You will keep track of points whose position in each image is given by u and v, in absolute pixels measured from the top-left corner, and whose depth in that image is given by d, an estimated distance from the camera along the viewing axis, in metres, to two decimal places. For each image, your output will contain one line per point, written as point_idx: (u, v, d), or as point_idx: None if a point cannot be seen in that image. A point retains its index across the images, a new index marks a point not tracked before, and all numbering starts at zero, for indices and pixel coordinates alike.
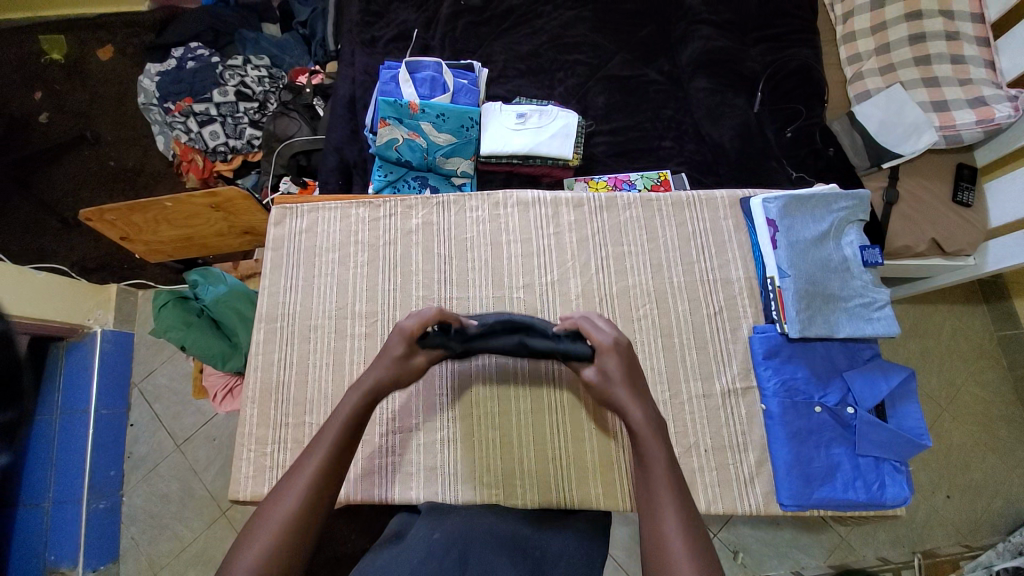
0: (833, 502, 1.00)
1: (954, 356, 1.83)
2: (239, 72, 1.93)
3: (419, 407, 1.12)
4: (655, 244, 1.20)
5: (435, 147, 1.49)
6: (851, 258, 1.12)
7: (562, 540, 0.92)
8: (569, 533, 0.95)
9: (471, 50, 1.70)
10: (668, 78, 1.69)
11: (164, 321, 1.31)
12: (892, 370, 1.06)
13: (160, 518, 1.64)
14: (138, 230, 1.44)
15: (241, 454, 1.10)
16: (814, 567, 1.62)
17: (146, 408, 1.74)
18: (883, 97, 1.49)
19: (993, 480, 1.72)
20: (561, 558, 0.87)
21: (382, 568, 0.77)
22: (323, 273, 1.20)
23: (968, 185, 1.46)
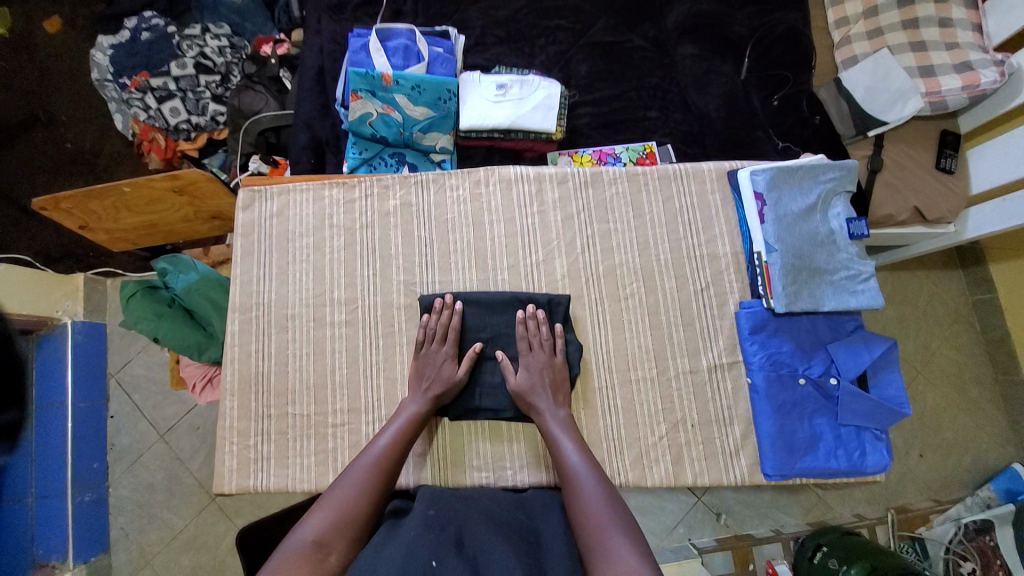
0: (816, 470, 1.03)
1: (930, 321, 1.88)
2: (198, 43, 1.80)
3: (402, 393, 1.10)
4: (642, 220, 1.17)
5: (412, 122, 1.41)
6: (838, 231, 1.11)
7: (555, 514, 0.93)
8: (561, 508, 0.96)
9: (446, 15, 1.61)
10: (653, 45, 1.62)
11: (133, 311, 1.26)
12: (875, 341, 1.07)
13: (148, 507, 1.62)
14: (98, 218, 1.35)
15: (223, 447, 1.07)
16: (793, 525, 1.69)
17: (126, 399, 1.69)
18: (870, 62, 1.46)
19: (962, 438, 1.80)
20: (556, 533, 0.87)
21: (380, 547, 0.77)
22: (298, 258, 1.15)
23: (950, 152, 1.45)
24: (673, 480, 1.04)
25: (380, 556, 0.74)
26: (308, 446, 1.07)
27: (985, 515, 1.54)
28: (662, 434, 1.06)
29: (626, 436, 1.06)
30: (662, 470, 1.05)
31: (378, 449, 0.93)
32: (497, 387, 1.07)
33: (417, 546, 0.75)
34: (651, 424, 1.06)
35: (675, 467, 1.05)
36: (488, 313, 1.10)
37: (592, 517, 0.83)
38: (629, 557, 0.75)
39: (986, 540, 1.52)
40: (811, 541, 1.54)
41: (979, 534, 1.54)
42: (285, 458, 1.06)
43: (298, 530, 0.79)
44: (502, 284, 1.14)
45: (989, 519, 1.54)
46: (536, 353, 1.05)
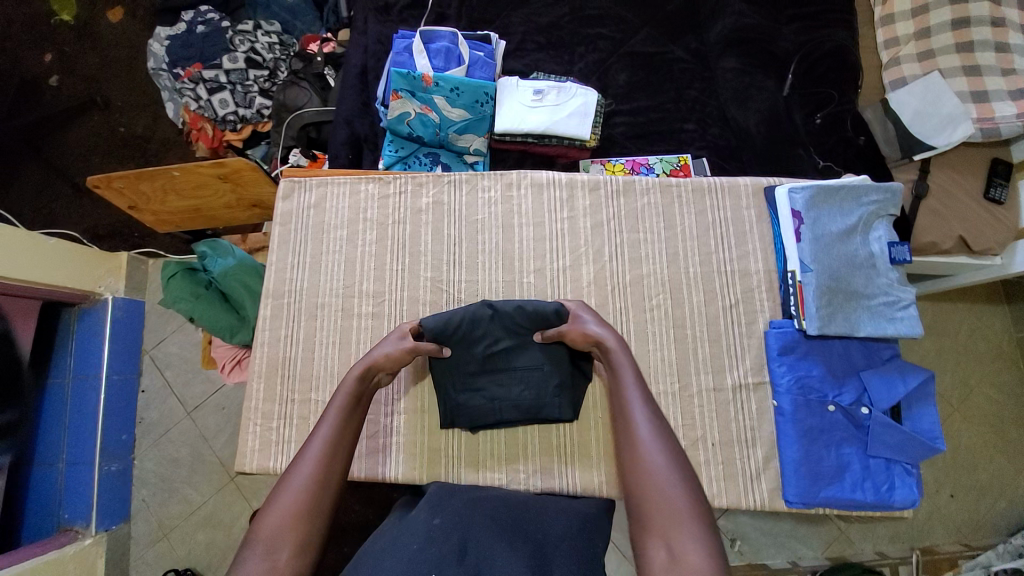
0: (840, 501, 0.99)
1: (970, 356, 1.79)
2: (249, 38, 1.88)
3: (423, 388, 1.11)
4: (673, 231, 1.16)
5: (448, 123, 1.44)
6: (878, 255, 1.07)
7: (565, 518, 0.92)
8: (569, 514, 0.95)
9: (489, 20, 1.63)
10: (694, 57, 1.61)
11: (172, 291, 1.32)
12: (910, 371, 1.03)
13: (171, 482, 1.68)
14: (147, 199, 1.42)
15: (247, 428, 1.11)
16: (811, 557, 1.64)
17: (157, 374, 1.76)
18: (920, 85, 1.42)
19: (999, 481, 1.71)
20: (561, 535, 0.87)
21: (382, 554, 0.76)
22: (331, 250, 1.18)
23: (1001, 181, 1.39)
24: None
25: (386, 557, 0.75)
26: None
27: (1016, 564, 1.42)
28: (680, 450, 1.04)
29: None
30: None
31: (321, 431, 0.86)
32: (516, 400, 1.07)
33: (422, 550, 0.76)
34: None
35: None
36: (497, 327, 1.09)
37: (654, 473, 0.76)
38: (687, 514, 0.71)
39: None
40: None
41: None
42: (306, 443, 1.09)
43: (254, 536, 0.74)
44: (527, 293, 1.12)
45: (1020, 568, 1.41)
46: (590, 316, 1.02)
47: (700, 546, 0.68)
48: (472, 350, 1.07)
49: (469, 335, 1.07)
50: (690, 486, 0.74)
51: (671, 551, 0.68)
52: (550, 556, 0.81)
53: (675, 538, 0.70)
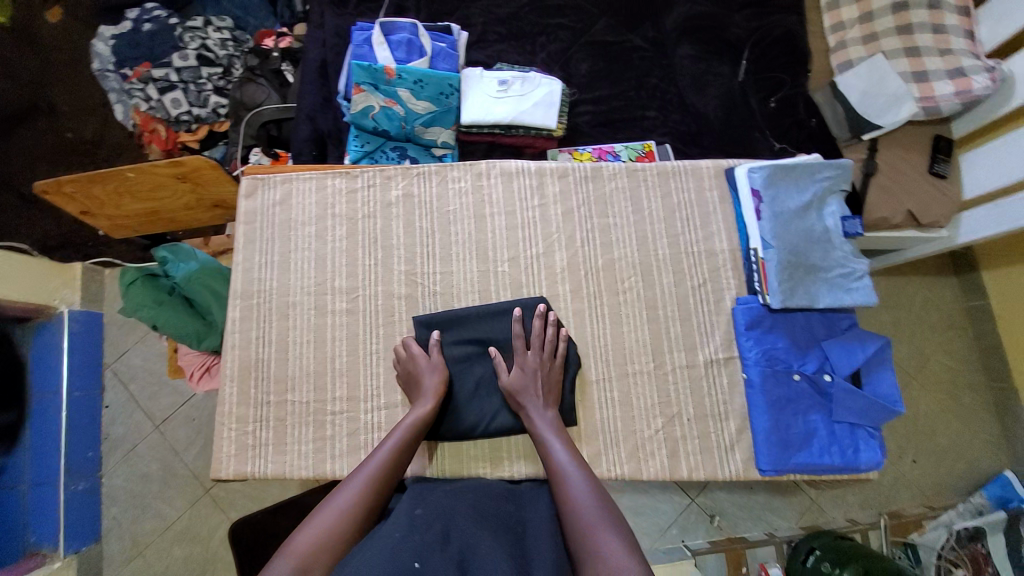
0: (810, 465, 1.03)
1: (924, 326, 1.91)
2: (200, 35, 1.81)
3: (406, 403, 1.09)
4: (642, 215, 1.18)
5: (414, 116, 1.42)
6: (833, 229, 1.12)
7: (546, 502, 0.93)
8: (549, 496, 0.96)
9: (449, 12, 1.62)
10: (652, 45, 1.64)
11: (133, 299, 1.27)
12: (868, 339, 1.09)
13: (142, 497, 1.62)
14: (100, 204, 1.36)
15: (221, 434, 1.08)
16: (786, 527, 1.77)
17: (121, 389, 1.69)
18: (865, 67, 1.47)
19: (954, 443, 1.83)
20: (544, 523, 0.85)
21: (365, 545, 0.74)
22: (298, 248, 1.15)
23: (945, 156, 1.47)
24: (669, 474, 1.05)
25: (366, 553, 0.72)
26: (307, 433, 1.07)
27: (975, 523, 1.62)
28: (658, 427, 1.07)
29: (622, 429, 1.07)
30: (658, 463, 1.06)
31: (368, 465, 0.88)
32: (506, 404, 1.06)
33: (406, 539, 0.74)
34: (647, 418, 1.07)
35: (670, 461, 1.06)
36: (479, 322, 1.09)
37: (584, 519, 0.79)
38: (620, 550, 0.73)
39: (978, 546, 1.62)
40: (805, 545, 1.64)
41: (971, 541, 1.63)
42: (284, 444, 1.07)
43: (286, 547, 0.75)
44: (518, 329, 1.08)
45: (980, 527, 1.62)
46: (532, 354, 1.03)
47: None
48: (457, 336, 1.08)
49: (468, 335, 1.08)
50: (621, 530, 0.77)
51: None
52: (530, 542, 0.80)
53: None
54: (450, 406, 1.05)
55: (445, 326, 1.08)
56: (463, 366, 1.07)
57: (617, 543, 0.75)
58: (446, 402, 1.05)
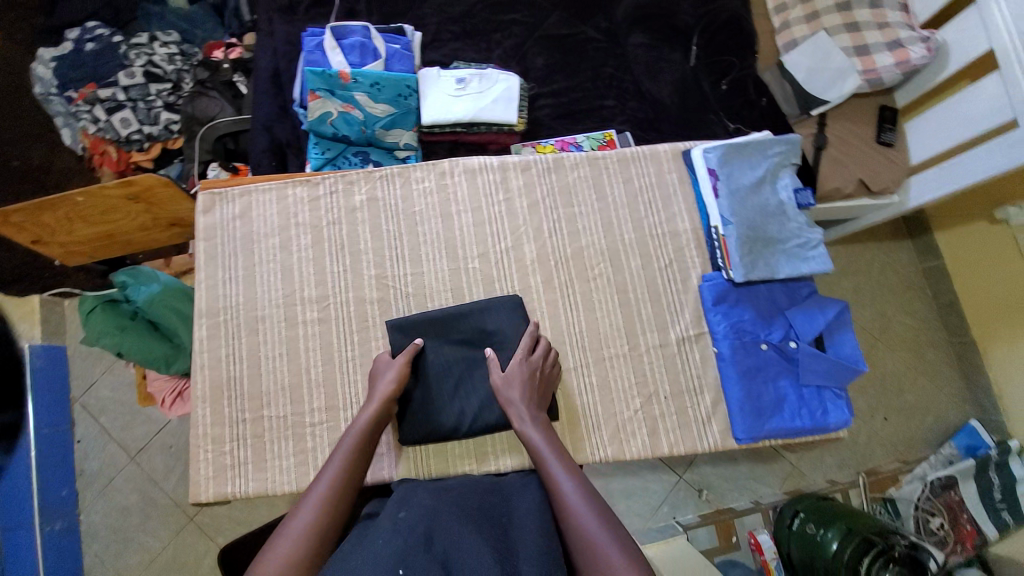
0: (783, 429, 1.08)
1: (885, 290, 2.00)
2: (146, 51, 1.75)
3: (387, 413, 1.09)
4: (606, 202, 1.20)
5: (373, 119, 1.41)
6: (787, 202, 1.16)
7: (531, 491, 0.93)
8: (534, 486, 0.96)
9: (401, 13, 1.61)
10: (605, 35, 1.67)
11: (94, 326, 1.24)
12: (827, 304, 1.14)
13: (124, 531, 1.56)
14: (51, 232, 1.31)
15: (198, 456, 1.05)
16: (770, 494, 1.83)
17: (92, 423, 1.63)
18: (809, 45, 1.53)
19: (920, 399, 1.93)
20: (531, 512, 0.85)
21: (349, 553, 0.73)
22: (263, 260, 1.13)
23: (890, 127, 1.55)
24: (652, 451, 1.08)
25: (351, 559, 0.72)
26: (287, 447, 1.06)
27: (948, 472, 1.71)
28: (637, 407, 1.09)
29: (602, 412, 1.09)
30: (639, 442, 1.08)
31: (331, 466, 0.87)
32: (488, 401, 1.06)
33: (390, 543, 0.74)
34: (625, 399, 1.10)
35: (652, 439, 1.08)
36: (454, 321, 1.08)
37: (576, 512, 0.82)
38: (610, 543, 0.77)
39: (953, 494, 1.70)
40: (790, 508, 1.70)
41: (947, 490, 1.71)
42: (264, 461, 1.05)
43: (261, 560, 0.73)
44: (494, 323, 1.09)
45: (954, 475, 1.71)
46: (537, 357, 1.03)
47: None
48: (433, 335, 1.08)
49: (444, 332, 1.08)
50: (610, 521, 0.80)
51: None
52: (515, 534, 0.80)
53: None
54: (430, 406, 1.05)
55: (423, 329, 1.08)
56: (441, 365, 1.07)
57: (610, 537, 0.78)
58: (426, 404, 1.05)
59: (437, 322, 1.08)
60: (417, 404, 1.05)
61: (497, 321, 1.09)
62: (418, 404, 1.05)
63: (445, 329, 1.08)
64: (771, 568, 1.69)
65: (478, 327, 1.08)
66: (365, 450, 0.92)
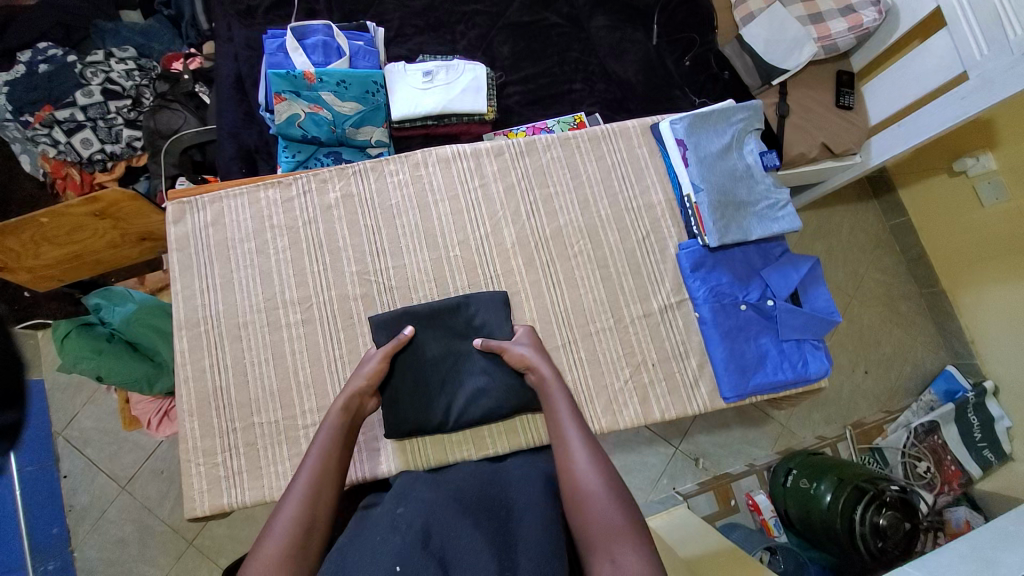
0: (768, 385, 1.12)
1: (856, 250, 2.07)
2: (102, 68, 1.71)
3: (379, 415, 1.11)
4: (580, 180, 1.22)
5: (342, 118, 1.41)
6: (754, 165, 1.20)
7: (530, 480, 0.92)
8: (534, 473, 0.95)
9: (362, 10, 1.61)
10: (568, 20, 1.68)
11: (71, 352, 1.21)
12: (799, 260, 1.18)
13: (122, 564, 1.54)
14: (16, 256, 1.27)
15: (190, 471, 1.04)
16: (764, 456, 1.89)
17: (77, 456, 1.59)
18: (765, 17, 1.55)
19: (898, 351, 2.01)
20: (529, 504, 0.85)
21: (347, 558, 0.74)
22: (242, 266, 1.13)
23: (848, 90, 1.60)
24: (644, 419, 1.10)
25: (350, 562, 0.73)
26: (282, 451, 1.06)
27: (931, 417, 1.80)
28: (626, 377, 1.12)
29: (593, 385, 1.11)
30: (631, 411, 1.11)
31: (311, 457, 0.87)
32: (485, 388, 1.08)
33: (388, 540, 0.75)
34: (615, 370, 1.12)
35: (643, 407, 1.11)
36: (443, 314, 1.09)
37: (586, 487, 0.82)
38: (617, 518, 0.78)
39: (935, 438, 1.78)
40: (783, 467, 1.76)
41: (929, 435, 1.79)
42: (259, 468, 1.05)
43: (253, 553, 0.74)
44: (484, 318, 1.10)
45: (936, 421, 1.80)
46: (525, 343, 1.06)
47: (640, 560, 0.73)
48: (420, 325, 1.08)
49: (434, 326, 1.09)
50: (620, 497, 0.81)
51: (615, 565, 0.73)
52: (516, 527, 0.80)
53: (618, 554, 0.74)
54: (421, 395, 1.06)
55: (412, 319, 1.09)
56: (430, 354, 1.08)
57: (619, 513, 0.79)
58: (422, 392, 1.06)
59: (427, 317, 1.09)
60: (416, 397, 1.06)
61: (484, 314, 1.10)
62: (414, 399, 1.06)
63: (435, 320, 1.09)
64: (770, 525, 1.76)
65: (465, 319, 1.09)
66: (345, 441, 0.92)
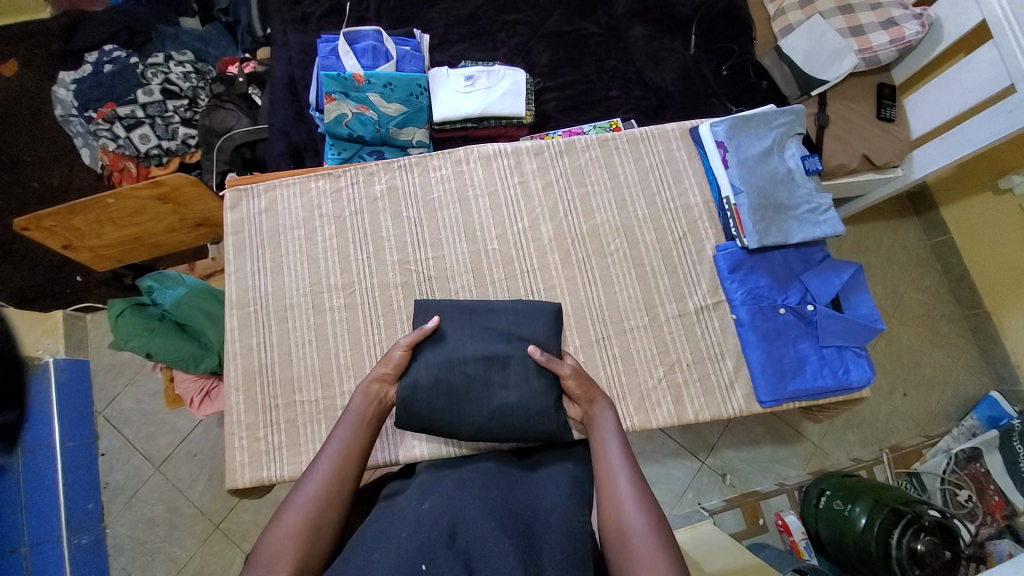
0: (806, 390, 1.10)
1: (895, 267, 2.01)
2: (162, 69, 1.82)
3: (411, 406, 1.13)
4: (618, 180, 1.24)
5: (387, 119, 1.47)
6: (795, 169, 1.20)
7: (556, 486, 0.89)
8: (560, 476, 0.93)
9: (410, 18, 1.69)
10: (607, 29, 1.73)
11: (124, 330, 1.28)
12: (841, 266, 1.16)
13: (151, 544, 1.58)
14: (81, 236, 1.35)
15: (233, 443, 1.08)
16: (794, 475, 1.83)
17: (116, 435, 1.66)
18: (805, 29, 1.58)
19: (940, 372, 1.94)
20: (555, 504, 0.84)
21: (371, 546, 0.72)
22: (290, 251, 1.18)
23: (889, 102, 1.59)
24: (677, 419, 1.10)
25: (373, 550, 0.71)
26: (320, 430, 1.09)
27: (974, 444, 1.70)
28: (660, 376, 1.12)
29: (627, 382, 1.11)
30: (664, 411, 1.10)
31: (335, 437, 0.87)
32: (520, 379, 1.05)
33: (412, 538, 0.72)
34: (649, 369, 1.12)
35: (677, 407, 1.10)
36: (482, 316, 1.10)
37: (623, 513, 0.79)
38: (650, 547, 0.74)
39: (977, 467, 1.68)
40: (815, 488, 1.70)
41: (970, 462, 1.69)
42: (297, 446, 1.08)
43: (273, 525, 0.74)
44: (525, 322, 1.09)
45: (977, 447, 1.70)
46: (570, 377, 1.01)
47: None
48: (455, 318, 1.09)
49: (481, 320, 1.09)
50: (658, 525, 0.77)
51: None
52: (540, 531, 0.78)
53: None
54: (453, 393, 1.03)
55: (452, 315, 1.11)
56: (467, 343, 1.06)
57: (652, 541, 0.75)
58: (450, 398, 1.02)
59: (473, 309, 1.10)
60: (447, 397, 1.02)
61: (527, 310, 1.11)
62: (447, 390, 1.02)
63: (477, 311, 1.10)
64: (800, 549, 1.67)
65: (501, 311, 1.10)
66: (369, 424, 0.92)
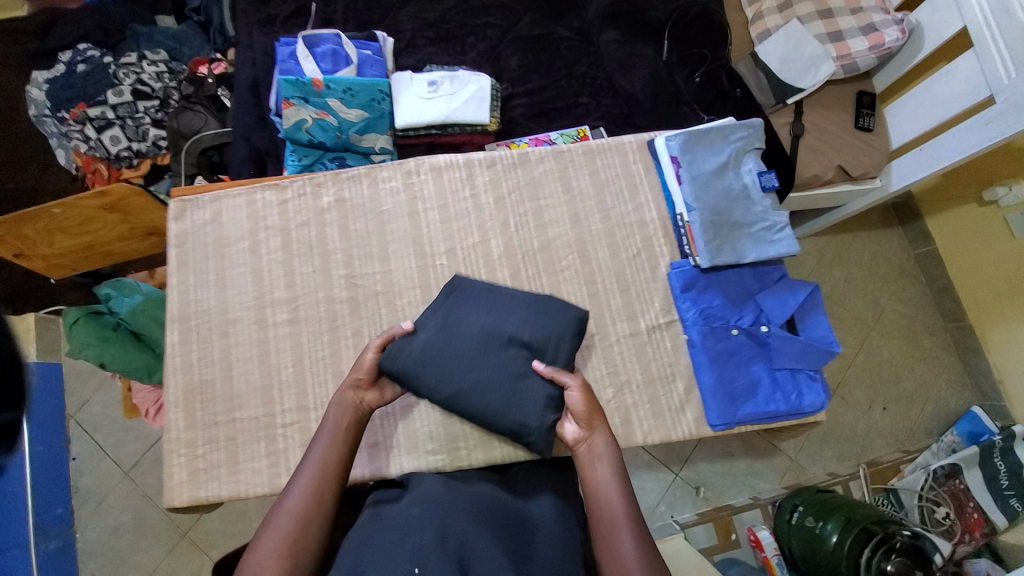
0: (757, 415, 1.07)
1: (877, 278, 1.97)
2: (135, 70, 1.81)
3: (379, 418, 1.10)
4: (571, 194, 1.21)
5: (347, 125, 1.43)
6: (751, 185, 1.16)
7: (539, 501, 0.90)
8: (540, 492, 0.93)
9: (377, 21, 1.66)
10: (578, 34, 1.69)
11: (78, 338, 1.27)
12: (798, 286, 1.13)
13: (118, 550, 1.58)
14: (32, 244, 1.34)
15: (172, 461, 1.06)
16: (768, 489, 1.80)
17: (86, 439, 1.65)
18: (782, 33, 1.53)
19: (922, 388, 1.89)
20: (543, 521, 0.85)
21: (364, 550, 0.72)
22: (234, 264, 1.15)
23: (868, 112, 1.54)
24: (624, 441, 1.07)
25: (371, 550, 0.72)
26: (259, 449, 1.06)
27: (952, 460, 1.65)
28: (609, 397, 1.09)
29: None
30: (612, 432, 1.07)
31: (317, 448, 0.87)
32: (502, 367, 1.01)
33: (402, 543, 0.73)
34: (598, 389, 1.09)
35: (624, 428, 1.07)
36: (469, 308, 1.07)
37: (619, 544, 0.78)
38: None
39: (956, 483, 1.64)
40: (789, 502, 1.67)
41: (948, 479, 1.65)
42: (237, 463, 1.06)
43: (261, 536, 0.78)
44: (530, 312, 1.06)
45: (957, 464, 1.65)
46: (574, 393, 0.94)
47: None
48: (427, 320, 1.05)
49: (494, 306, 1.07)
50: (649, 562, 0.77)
51: None
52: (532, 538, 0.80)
53: None
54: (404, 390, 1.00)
55: (469, 299, 1.08)
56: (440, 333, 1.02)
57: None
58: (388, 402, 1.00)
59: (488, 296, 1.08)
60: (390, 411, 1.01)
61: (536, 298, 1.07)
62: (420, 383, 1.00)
63: (493, 298, 1.08)
64: (772, 565, 1.64)
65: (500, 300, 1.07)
66: (351, 433, 0.90)
